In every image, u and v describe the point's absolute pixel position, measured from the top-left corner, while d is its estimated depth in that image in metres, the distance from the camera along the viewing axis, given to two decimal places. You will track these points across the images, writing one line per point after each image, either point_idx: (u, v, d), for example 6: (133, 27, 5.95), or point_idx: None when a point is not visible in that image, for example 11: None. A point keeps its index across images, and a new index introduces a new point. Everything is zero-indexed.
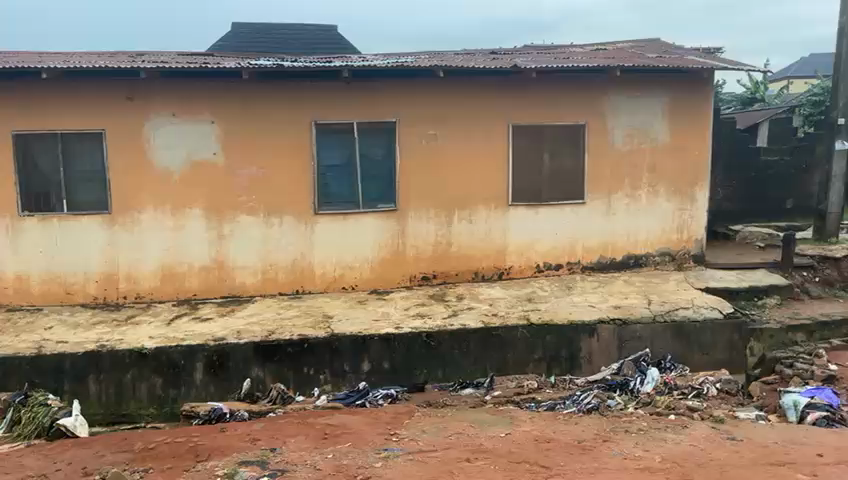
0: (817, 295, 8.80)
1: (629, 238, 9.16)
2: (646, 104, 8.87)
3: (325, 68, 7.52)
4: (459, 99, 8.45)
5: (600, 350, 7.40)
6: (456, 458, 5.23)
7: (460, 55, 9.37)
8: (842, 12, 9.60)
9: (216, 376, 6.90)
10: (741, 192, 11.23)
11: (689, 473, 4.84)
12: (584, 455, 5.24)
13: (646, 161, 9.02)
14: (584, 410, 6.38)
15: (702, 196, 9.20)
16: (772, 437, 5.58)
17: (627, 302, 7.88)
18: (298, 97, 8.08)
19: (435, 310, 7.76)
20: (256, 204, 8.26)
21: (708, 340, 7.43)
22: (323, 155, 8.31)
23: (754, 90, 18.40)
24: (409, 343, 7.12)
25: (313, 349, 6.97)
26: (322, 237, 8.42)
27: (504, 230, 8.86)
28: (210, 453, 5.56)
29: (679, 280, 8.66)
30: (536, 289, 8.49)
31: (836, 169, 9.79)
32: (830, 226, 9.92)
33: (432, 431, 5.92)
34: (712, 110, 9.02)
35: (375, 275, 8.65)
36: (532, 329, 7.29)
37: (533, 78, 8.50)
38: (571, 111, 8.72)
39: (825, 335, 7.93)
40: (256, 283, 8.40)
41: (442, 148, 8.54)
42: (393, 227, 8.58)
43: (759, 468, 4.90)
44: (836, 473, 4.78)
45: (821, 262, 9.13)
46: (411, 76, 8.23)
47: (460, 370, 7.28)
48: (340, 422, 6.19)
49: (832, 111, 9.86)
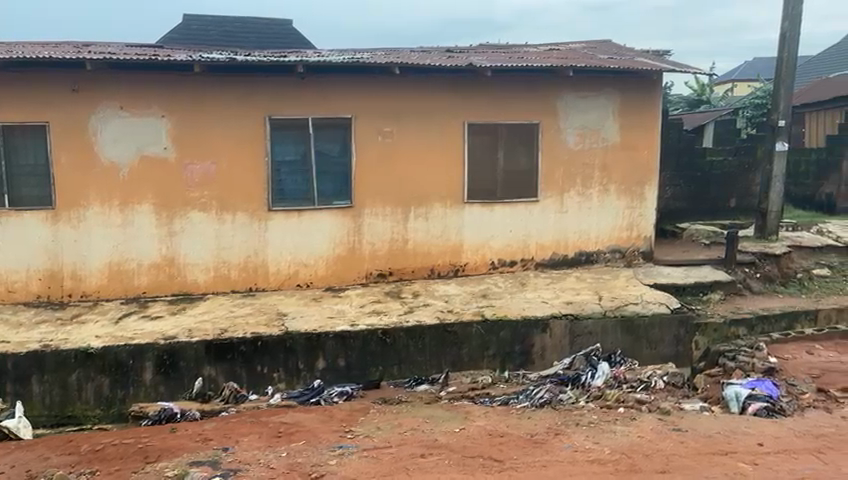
0: (759, 291, 9.13)
1: (581, 236, 9.34)
2: (597, 104, 9.06)
3: (279, 62, 7.43)
4: (414, 97, 8.47)
5: (553, 345, 7.55)
6: (410, 454, 5.26)
7: (415, 52, 9.39)
8: (784, 18, 9.97)
9: (165, 376, 6.76)
10: (690, 191, 11.57)
11: (637, 464, 4.99)
12: (537, 448, 5.33)
13: (597, 160, 9.21)
14: (537, 404, 6.50)
15: (650, 195, 9.47)
16: (715, 427, 5.79)
17: (578, 298, 8.04)
18: (251, 91, 7.96)
19: (391, 307, 7.76)
20: (208, 201, 8.11)
21: (656, 335, 7.66)
22: (277, 150, 8.22)
23: (700, 91, 18.96)
24: (365, 340, 7.12)
25: (267, 347, 6.90)
26: (276, 234, 8.33)
27: (459, 227, 8.93)
28: (160, 455, 5.45)
29: (629, 277, 8.88)
30: (490, 285, 8.59)
31: (776, 169, 10.23)
32: (771, 223, 10.31)
33: (386, 427, 5.93)
34: (660, 110, 9.28)
35: (331, 272, 8.60)
36: (486, 324, 7.38)
37: (488, 77, 8.60)
38: (524, 111, 8.84)
39: (765, 329, 8.26)
40: (208, 281, 8.26)
41: (398, 146, 8.55)
42: (348, 224, 8.55)
43: (703, 457, 5.08)
44: (774, 461, 4.99)
45: (762, 259, 9.48)
46: (366, 73, 8.21)
47: (415, 366, 7.31)
48: (294, 420, 6.14)
49: (773, 113, 10.24)
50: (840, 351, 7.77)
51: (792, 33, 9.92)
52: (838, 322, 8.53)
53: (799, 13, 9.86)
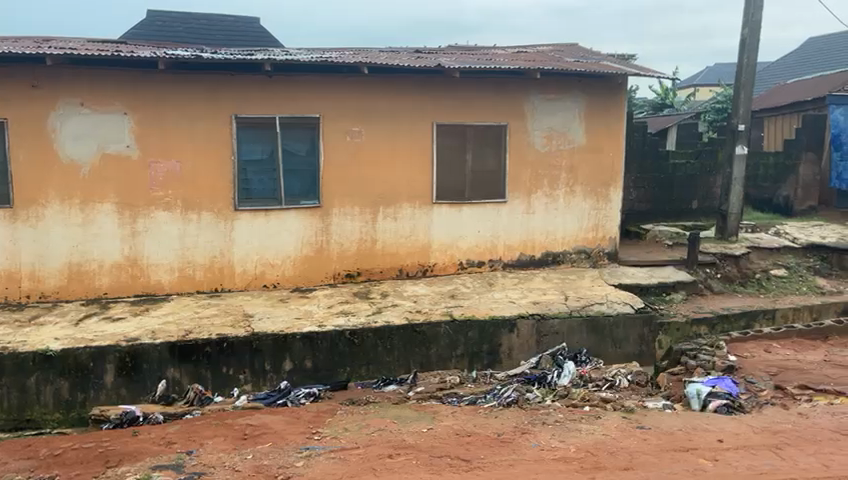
0: (719, 290, 9.37)
1: (548, 236, 9.45)
2: (564, 107, 9.17)
3: (246, 60, 7.34)
4: (383, 97, 8.46)
5: (520, 345, 7.62)
6: (378, 455, 5.25)
7: (385, 52, 9.39)
8: (745, 25, 10.23)
9: (127, 378, 6.62)
10: (653, 192, 11.79)
11: (601, 461, 5.06)
12: (504, 447, 5.38)
13: (564, 162, 9.32)
14: (504, 404, 6.55)
15: (615, 196, 9.62)
16: (677, 425, 5.91)
17: (545, 298, 8.13)
18: (218, 89, 7.86)
19: (359, 308, 7.74)
20: (173, 200, 7.98)
21: (621, 335, 7.79)
22: (244, 149, 8.13)
23: (664, 96, 19.34)
24: (333, 341, 7.08)
25: (233, 349, 6.81)
26: (242, 234, 8.23)
27: (427, 228, 8.95)
28: (122, 459, 5.34)
29: (595, 277, 9.02)
30: (458, 285, 8.62)
31: (737, 172, 10.50)
32: (731, 225, 10.59)
33: (354, 428, 5.91)
34: (625, 113, 9.44)
35: (298, 272, 8.53)
36: (454, 325, 7.41)
37: (456, 78, 8.63)
38: (492, 112, 8.91)
39: (725, 328, 8.47)
40: (173, 281, 8.12)
41: (366, 146, 8.53)
42: (316, 224, 8.50)
43: (666, 454, 5.18)
44: (734, 457, 5.12)
45: (722, 259, 9.75)
46: (335, 72, 8.17)
47: (383, 367, 7.31)
48: (261, 422, 6.08)
49: (733, 117, 10.47)
50: (796, 350, 8.01)
51: (753, 40, 10.18)
52: (795, 321, 8.78)
53: (759, 20, 10.11)
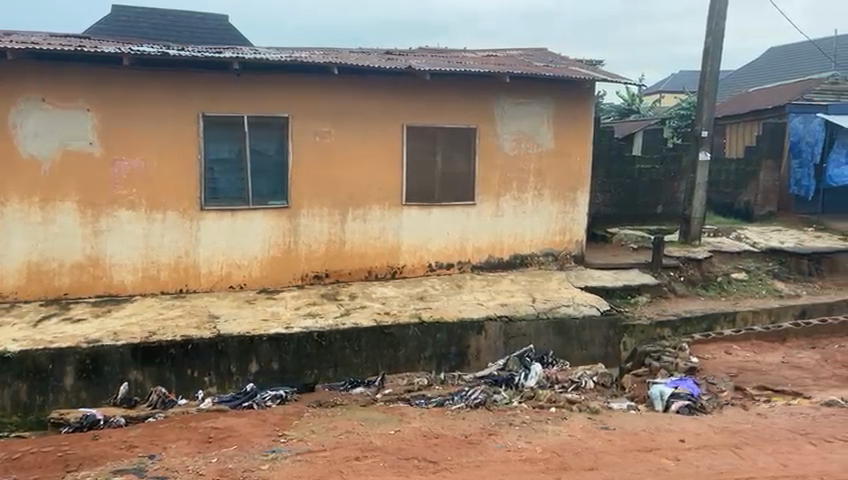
0: (682, 293, 9.56)
1: (516, 238, 9.52)
2: (532, 111, 9.26)
3: (213, 58, 7.25)
4: (352, 98, 8.44)
5: (488, 347, 7.66)
6: (344, 457, 5.22)
7: (355, 53, 9.37)
8: (708, 34, 10.46)
9: (88, 381, 6.47)
10: (619, 196, 11.98)
11: (567, 462, 5.12)
12: (471, 449, 5.40)
13: (532, 165, 9.42)
14: (472, 405, 6.57)
15: (582, 200, 9.75)
16: (640, 425, 6.01)
17: (512, 300, 8.19)
18: (184, 87, 7.73)
19: (327, 309, 7.69)
20: (137, 199, 7.83)
21: (586, 337, 7.88)
22: (210, 148, 8.02)
23: (630, 101, 19.64)
24: (300, 342, 7.02)
25: (197, 351, 6.71)
26: (208, 234, 8.12)
27: (396, 229, 8.94)
28: (82, 463, 5.21)
29: (562, 279, 9.12)
30: (427, 287, 8.63)
31: (700, 177, 10.73)
32: (694, 229, 10.83)
33: (321, 430, 5.87)
34: (591, 118, 9.58)
35: (265, 273, 8.45)
36: (422, 327, 7.42)
37: (426, 80, 8.64)
38: (461, 115, 8.95)
39: (687, 330, 8.66)
40: (136, 281, 7.96)
41: (336, 146, 8.49)
42: (284, 224, 8.42)
43: (629, 454, 5.27)
44: (695, 457, 5.22)
45: (686, 263, 9.96)
46: (303, 72, 8.11)
47: (350, 369, 7.27)
48: (225, 425, 6.00)
49: (697, 124, 10.69)
50: (756, 351, 8.21)
51: (715, 49, 10.42)
52: (754, 323, 9.03)
53: (722, 29, 10.35)
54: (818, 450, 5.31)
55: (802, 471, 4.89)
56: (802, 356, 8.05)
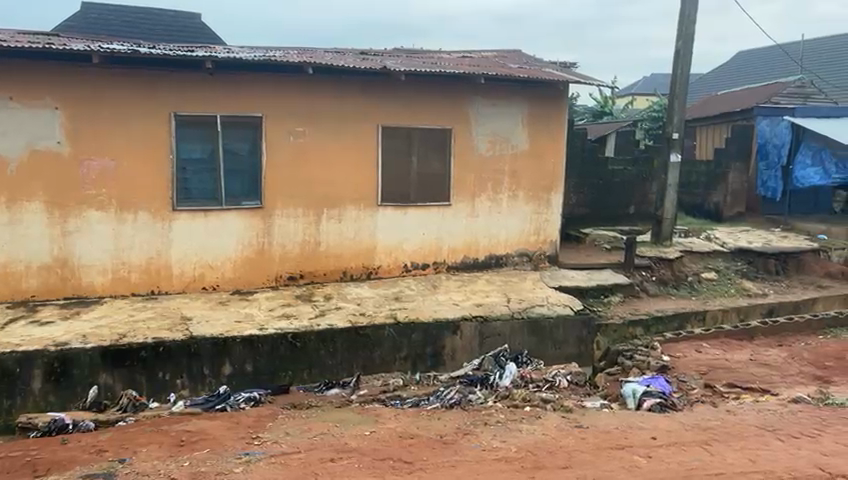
0: (654, 292, 9.71)
1: (491, 239, 9.57)
2: (506, 113, 9.32)
3: (185, 57, 7.17)
4: (327, 98, 8.40)
5: (463, 347, 7.68)
6: (319, 459, 5.19)
7: (329, 53, 9.34)
8: (678, 38, 10.61)
9: (56, 384, 6.35)
10: (592, 197, 12.11)
11: (541, 461, 5.16)
12: (446, 449, 5.41)
13: (507, 166, 9.47)
14: (447, 405, 6.60)
15: (556, 201, 9.83)
16: (613, 423, 6.08)
17: (487, 300, 8.23)
18: (155, 86, 7.63)
19: (301, 310, 7.65)
20: (106, 199, 7.70)
21: (560, 336, 7.95)
22: (182, 148, 7.93)
23: (603, 104, 19.86)
24: (274, 344, 6.96)
25: (169, 353, 6.62)
26: (180, 235, 8.01)
27: (372, 230, 8.92)
28: (50, 468, 5.11)
29: (536, 279, 9.18)
30: (403, 288, 8.63)
31: (671, 179, 10.89)
32: (666, 230, 11.00)
33: (295, 432, 5.83)
34: (564, 119, 9.67)
35: (239, 274, 8.37)
36: (398, 327, 7.42)
37: (400, 80, 8.65)
38: (436, 116, 8.97)
39: (659, 329, 8.80)
40: (105, 283, 7.82)
41: (311, 146, 8.45)
42: (257, 225, 8.35)
43: (602, 452, 5.32)
44: (666, 453, 5.30)
45: (657, 263, 10.12)
46: (277, 72, 8.06)
47: (325, 370, 7.24)
48: (197, 428, 5.92)
49: (668, 126, 10.85)
50: (725, 350, 8.37)
51: (686, 52, 10.58)
52: (723, 322, 9.19)
53: (692, 33, 10.51)
54: (785, 446, 5.42)
55: (769, 467, 4.99)
56: (769, 354, 8.21)
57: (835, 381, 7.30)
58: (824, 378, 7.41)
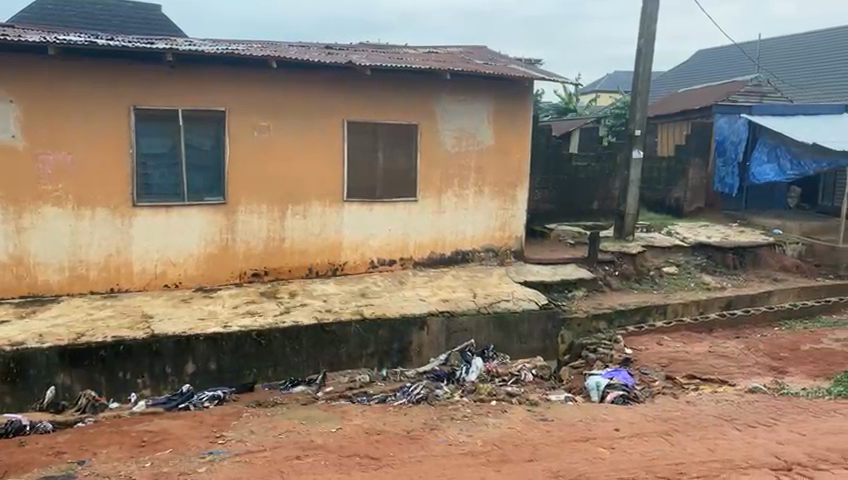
0: (616, 287, 9.90)
1: (457, 235, 9.61)
2: (472, 109, 9.35)
3: (145, 49, 7.02)
4: (292, 93, 8.32)
5: (429, 342, 7.70)
6: (284, 457, 5.15)
7: (294, 47, 9.24)
8: (641, 36, 10.78)
9: (12, 385, 6.17)
10: (556, 193, 12.25)
11: (507, 454, 5.20)
12: (413, 444, 5.42)
13: (472, 162, 9.51)
14: (413, 401, 6.60)
15: (522, 197, 9.91)
16: (577, 416, 6.16)
17: (454, 296, 8.27)
18: (115, 79, 7.45)
19: (266, 307, 7.56)
20: (64, 195, 7.49)
21: (526, 331, 8.02)
22: (143, 142, 7.75)
23: (567, 101, 20.07)
24: (239, 341, 6.88)
25: (130, 352, 6.48)
26: (141, 232, 7.85)
27: (337, 226, 8.87)
28: (5, 471, 4.96)
29: (501, 274, 9.25)
30: (369, 284, 8.61)
31: (633, 175, 11.07)
32: (628, 225, 11.19)
33: (260, 431, 5.77)
34: (530, 116, 9.74)
35: (202, 271, 8.24)
36: (364, 324, 7.40)
37: (366, 76, 8.61)
38: (402, 112, 8.96)
39: (621, 322, 8.96)
40: (63, 281, 7.61)
41: (275, 142, 8.36)
42: (221, 221, 8.23)
43: (567, 444, 5.39)
44: (629, 444, 5.39)
45: (620, 258, 10.29)
46: (240, 65, 7.94)
47: (291, 368, 7.17)
48: (160, 428, 5.81)
49: (630, 123, 11.03)
50: (685, 342, 8.56)
51: (648, 50, 10.76)
52: (684, 315, 9.40)
53: (654, 32, 10.69)
54: (743, 435, 5.57)
55: (727, 456, 5.12)
56: (727, 346, 8.43)
57: (790, 372, 7.53)
58: (779, 369, 7.64)
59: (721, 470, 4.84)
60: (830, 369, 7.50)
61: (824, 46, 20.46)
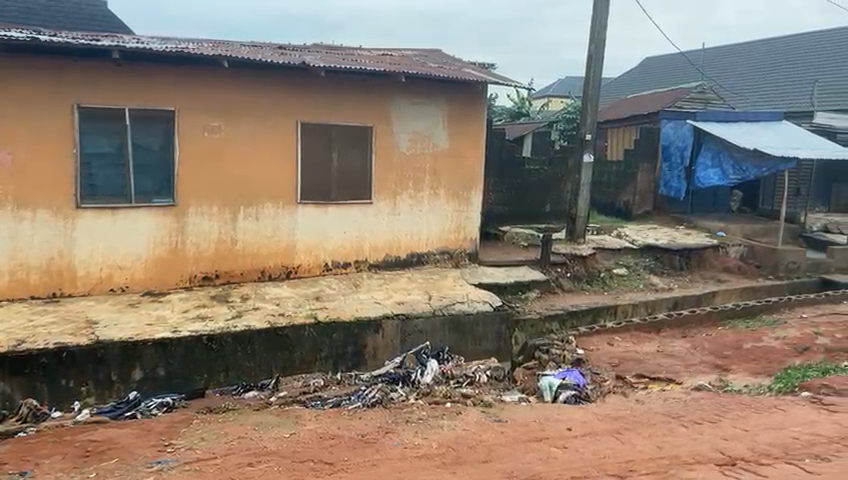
0: (568, 288, 10.08)
1: (412, 236, 9.61)
2: (427, 112, 9.38)
3: (90, 46, 6.80)
4: (244, 92, 8.18)
5: (384, 345, 7.68)
6: (237, 464, 5.05)
7: (246, 46, 9.11)
8: (591, 42, 11.01)
9: None
10: (510, 196, 12.40)
11: (462, 456, 5.22)
12: (368, 448, 5.39)
13: (427, 165, 9.54)
14: (368, 404, 6.56)
15: (476, 199, 9.98)
16: (531, 416, 6.24)
17: (409, 298, 8.26)
18: (58, 76, 7.18)
19: (217, 312, 7.41)
20: (2, 195, 7.17)
21: (480, 332, 8.08)
22: (88, 142, 7.49)
23: (520, 105, 20.32)
24: (188, 346, 6.71)
25: (74, 359, 6.25)
26: (86, 234, 7.58)
27: (291, 228, 8.76)
28: None
29: (456, 277, 9.30)
30: (323, 287, 8.53)
31: (584, 178, 11.28)
32: (580, 228, 11.41)
33: (211, 437, 5.64)
34: (484, 119, 9.83)
35: (149, 275, 8.01)
36: (318, 327, 7.33)
37: (320, 77, 8.54)
38: (356, 114, 8.92)
39: (573, 323, 9.14)
40: (2, 286, 7.28)
41: (227, 142, 8.21)
42: (169, 223, 8.02)
43: (520, 445, 5.45)
44: (581, 443, 5.48)
45: (571, 259, 10.47)
46: (190, 64, 7.77)
47: (243, 373, 7.04)
48: (105, 436, 5.61)
49: (581, 127, 11.24)
50: (635, 342, 8.77)
51: (598, 56, 10.99)
52: (633, 315, 9.66)
53: (604, 39, 10.94)
54: (689, 432, 5.73)
55: (675, 452, 5.26)
56: (674, 346, 8.67)
57: (733, 369, 7.80)
58: (723, 367, 7.90)
59: (669, 466, 4.97)
60: (771, 367, 7.79)
61: (762, 55, 21.29)
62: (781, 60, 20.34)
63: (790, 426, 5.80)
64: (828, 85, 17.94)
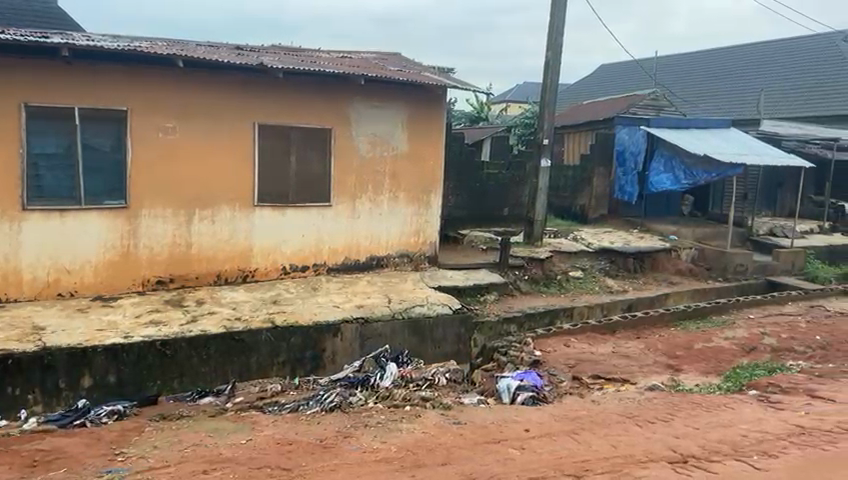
0: (525, 290, 10.20)
1: (371, 239, 9.58)
2: (386, 115, 9.37)
3: (39, 44, 6.57)
4: (200, 93, 8.04)
5: (343, 349, 7.63)
6: (191, 472, 4.93)
7: (202, 46, 8.96)
8: (548, 49, 11.19)
9: None
10: (469, 199, 12.49)
11: (421, 459, 5.22)
12: (326, 453, 5.34)
13: (386, 167, 9.52)
14: (327, 409, 6.49)
15: (435, 202, 10.02)
16: (489, 418, 6.29)
17: (368, 301, 8.23)
18: (3, 73, 6.90)
19: (171, 316, 7.23)
20: None
21: (439, 335, 8.11)
22: (35, 141, 7.23)
23: (479, 109, 20.50)
24: (141, 352, 6.55)
25: (20, 366, 6.03)
26: (33, 237, 7.32)
27: (248, 231, 8.63)
28: None
29: (416, 280, 9.31)
30: (281, 291, 8.42)
31: (542, 183, 11.44)
32: (537, 231, 11.57)
33: (165, 445, 5.51)
34: (443, 123, 9.87)
35: (100, 278, 7.78)
36: (276, 331, 7.23)
37: (278, 79, 8.45)
38: (315, 116, 8.85)
39: (530, 325, 9.26)
40: None
41: (182, 143, 8.05)
42: (121, 226, 7.82)
43: (479, 447, 5.48)
44: (538, 444, 5.55)
45: (529, 262, 10.59)
46: (144, 64, 7.58)
47: (198, 378, 6.91)
48: (53, 446, 5.42)
49: (539, 132, 11.39)
50: (591, 343, 8.92)
51: (555, 63, 11.17)
52: (589, 317, 9.83)
53: (560, 46, 11.12)
54: (643, 431, 5.86)
55: (629, 451, 5.36)
56: (629, 347, 8.85)
57: (685, 369, 8.00)
58: (675, 367, 8.10)
59: (624, 465, 5.06)
60: (720, 366, 8.03)
61: (711, 64, 22.00)
62: (730, 70, 21.03)
63: (739, 423, 5.99)
64: (774, 95, 18.62)
